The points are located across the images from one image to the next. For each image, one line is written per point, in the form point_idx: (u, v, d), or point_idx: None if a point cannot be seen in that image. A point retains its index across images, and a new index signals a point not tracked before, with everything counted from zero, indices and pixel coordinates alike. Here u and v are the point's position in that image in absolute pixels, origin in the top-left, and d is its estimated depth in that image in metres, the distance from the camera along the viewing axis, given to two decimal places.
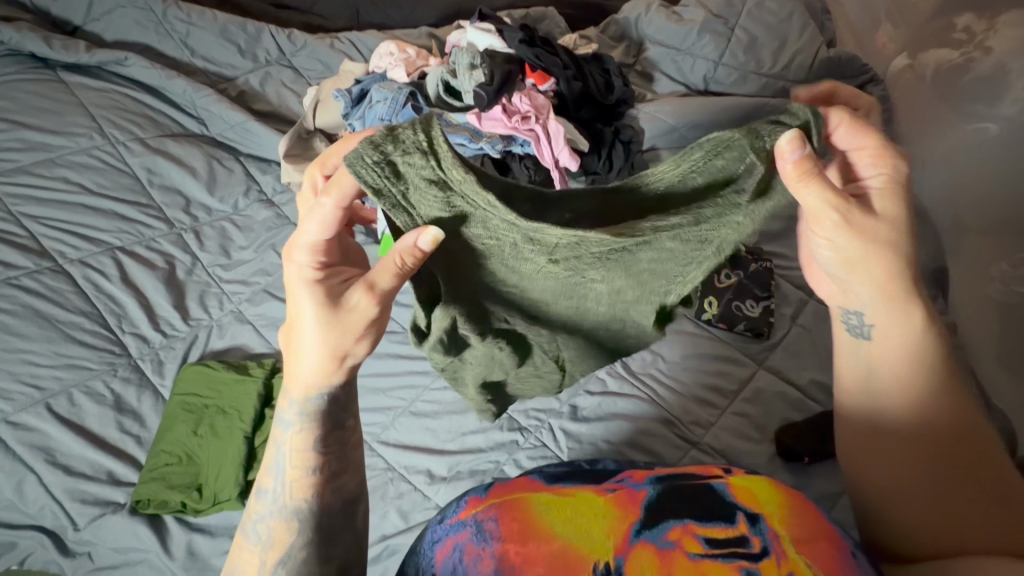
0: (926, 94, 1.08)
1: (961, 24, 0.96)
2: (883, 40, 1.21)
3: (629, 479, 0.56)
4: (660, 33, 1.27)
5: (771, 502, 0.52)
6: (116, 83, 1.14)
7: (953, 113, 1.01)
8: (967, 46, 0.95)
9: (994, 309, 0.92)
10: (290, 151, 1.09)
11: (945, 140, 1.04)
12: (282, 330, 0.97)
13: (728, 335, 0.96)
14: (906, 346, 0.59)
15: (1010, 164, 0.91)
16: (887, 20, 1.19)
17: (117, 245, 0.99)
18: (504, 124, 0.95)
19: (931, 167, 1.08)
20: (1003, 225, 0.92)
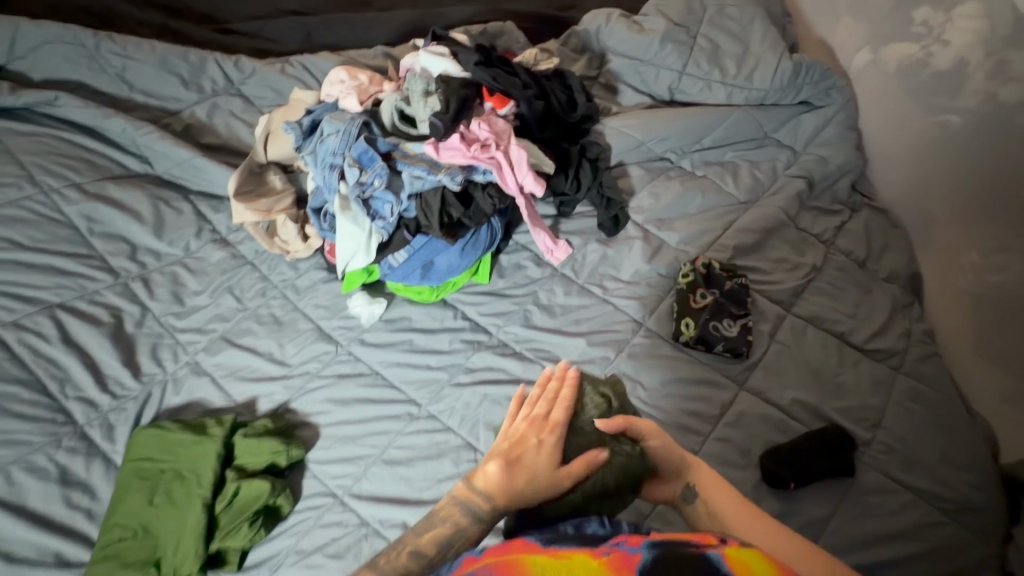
0: (886, 89, 1.09)
1: (918, 18, 1.00)
2: (843, 34, 1.18)
3: (625, 541, 0.48)
4: (622, 44, 1.21)
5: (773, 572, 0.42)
6: (46, 125, 1.04)
7: (915, 106, 1.03)
8: (926, 39, 0.99)
9: (965, 300, 0.94)
10: (241, 189, 1.04)
11: (905, 131, 1.06)
12: (243, 380, 0.95)
13: (705, 357, 0.93)
14: (792, 534, 0.59)
15: (976, 154, 0.93)
16: (847, 15, 1.16)
17: (56, 302, 0.92)
18: (463, 153, 0.88)
19: (897, 162, 1.09)
20: (972, 215, 0.93)
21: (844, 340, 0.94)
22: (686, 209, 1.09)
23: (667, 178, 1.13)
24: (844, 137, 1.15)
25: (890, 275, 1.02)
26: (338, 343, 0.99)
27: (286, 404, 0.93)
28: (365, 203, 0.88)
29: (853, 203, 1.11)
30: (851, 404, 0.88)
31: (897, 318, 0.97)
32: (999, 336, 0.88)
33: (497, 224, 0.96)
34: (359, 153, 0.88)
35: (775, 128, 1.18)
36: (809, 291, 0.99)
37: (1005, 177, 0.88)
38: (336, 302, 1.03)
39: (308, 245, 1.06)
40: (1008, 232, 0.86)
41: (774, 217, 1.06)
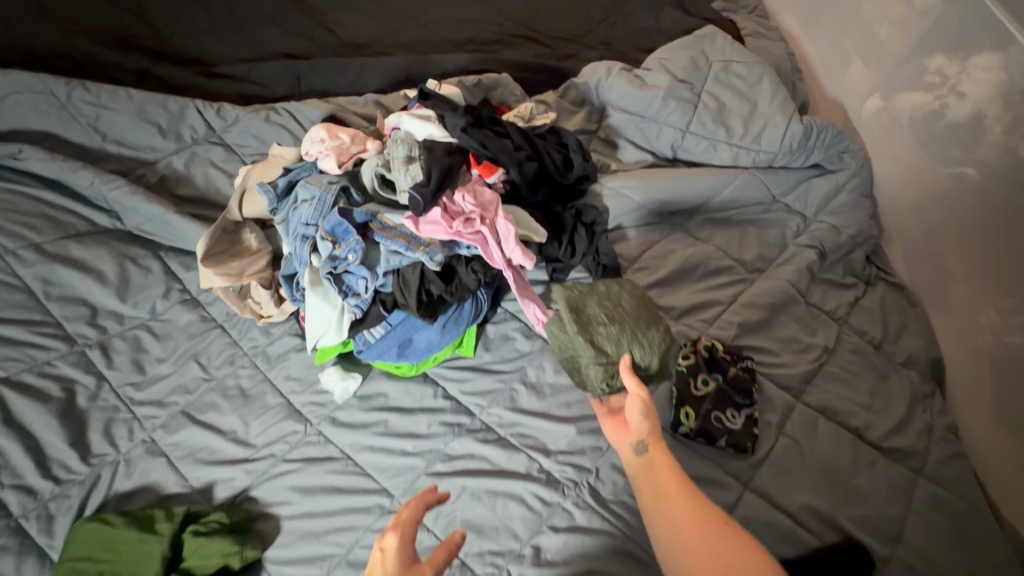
0: (902, 138, 1.11)
1: (933, 66, 1.03)
2: (853, 78, 1.24)
3: None
4: (623, 99, 1.15)
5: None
6: (9, 179, 0.99)
7: (933, 158, 1.04)
8: (941, 89, 1.01)
9: (986, 360, 0.93)
10: (211, 249, 0.97)
11: (923, 183, 1.07)
12: (202, 462, 0.87)
13: (707, 451, 0.85)
14: (703, 502, 0.68)
15: (990, 211, 0.93)
16: (857, 58, 1.23)
17: (2, 376, 0.85)
18: (444, 229, 0.81)
19: (912, 212, 1.09)
20: (988, 271, 0.93)
21: (860, 436, 0.86)
22: (689, 278, 1.02)
23: (669, 243, 1.05)
24: (857, 205, 1.08)
25: (908, 360, 0.94)
26: (307, 422, 0.91)
27: (245, 492, 0.85)
28: (338, 279, 0.81)
29: (867, 276, 1.03)
30: (868, 513, 0.79)
31: (917, 411, 0.89)
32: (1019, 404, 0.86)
33: (482, 297, 0.89)
34: (332, 226, 0.82)
35: (785, 191, 1.10)
36: (820, 377, 0.91)
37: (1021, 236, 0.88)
38: (308, 374, 0.96)
39: (282, 310, 0.99)
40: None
41: (783, 291, 0.98)
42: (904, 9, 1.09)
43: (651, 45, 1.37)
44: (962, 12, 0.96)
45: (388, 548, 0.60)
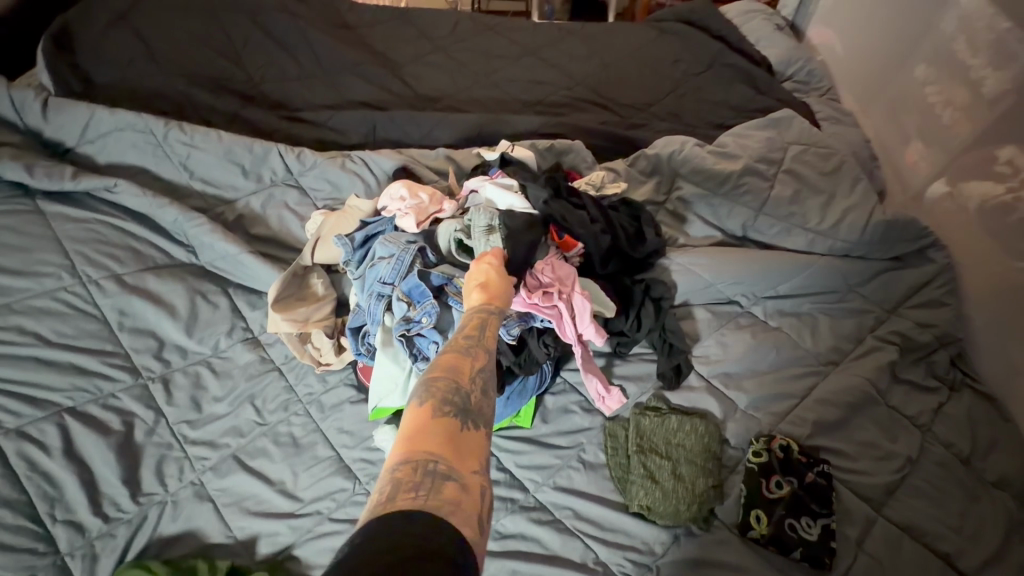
0: (969, 227, 1.03)
1: (1003, 156, 0.96)
2: (912, 158, 1.21)
3: None
4: (696, 173, 1.15)
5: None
6: (98, 211, 1.01)
7: (1004, 253, 0.95)
8: (1013, 179, 0.93)
9: None
10: (281, 294, 0.98)
11: (992, 276, 0.97)
12: (248, 513, 0.85)
13: (779, 561, 0.79)
14: None
15: None
16: (918, 139, 1.19)
17: (68, 406, 0.85)
18: (522, 303, 0.80)
19: (986, 304, 0.98)
20: None
21: (950, 563, 0.79)
22: (759, 365, 0.98)
23: (737, 325, 1.02)
24: (942, 302, 1.03)
25: (1001, 480, 0.87)
26: (357, 480, 0.89)
27: (289, 550, 0.83)
28: (409, 341, 0.80)
29: (952, 380, 0.97)
30: None
31: (1017, 540, 0.81)
32: None
33: (547, 371, 0.87)
34: (409, 288, 0.81)
35: (862, 283, 1.06)
36: (903, 490, 0.85)
37: None
38: (360, 428, 0.94)
39: (341, 358, 0.99)
40: None
41: (861, 389, 0.93)
42: (970, 95, 1.05)
43: (720, 119, 1.38)
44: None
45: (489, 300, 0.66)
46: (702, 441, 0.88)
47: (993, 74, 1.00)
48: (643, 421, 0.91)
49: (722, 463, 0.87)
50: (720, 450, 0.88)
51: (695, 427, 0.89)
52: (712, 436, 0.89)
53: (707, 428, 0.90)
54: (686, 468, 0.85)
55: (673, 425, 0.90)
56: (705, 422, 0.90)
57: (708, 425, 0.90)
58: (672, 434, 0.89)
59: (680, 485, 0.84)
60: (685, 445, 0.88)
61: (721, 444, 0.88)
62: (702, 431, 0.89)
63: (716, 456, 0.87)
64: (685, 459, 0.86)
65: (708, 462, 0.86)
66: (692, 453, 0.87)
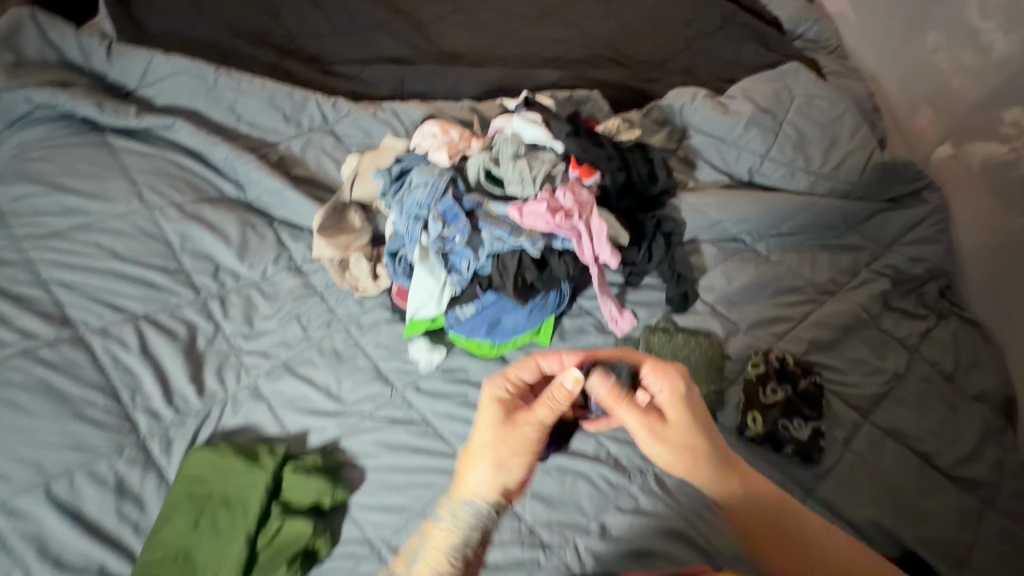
0: (970, 183, 1.08)
1: (1009, 118, 1.01)
2: (922, 123, 1.26)
3: None
4: (705, 122, 1.22)
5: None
6: (159, 146, 1.13)
7: (1001, 206, 1.01)
8: (1015, 140, 0.98)
9: None
10: (324, 224, 1.08)
11: (992, 226, 1.03)
12: (299, 411, 0.96)
13: (772, 456, 0.88)
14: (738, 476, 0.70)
15: None
16: (926, 105, 1.25)
17: (141, 313, 0.97)
18: (546, 220, 0.89)
19: (982, 256, 1.04)
20: None
21: (927, 461, 0.87)
22: (760, 295, 1.06)
23: (742, 260, 1.10)
24: (935, 239, 1.09)
25: (981, 394, 0.95)
26: (393, 386, 0.99)
27: (335, 442, 0.93)
28: (444, 257, 0.91)
29: (940, 309, 1.05)
30: (935, 535, 0.80)
31: (990, 444, 0.89)
32: None
33: (566, 290, 0.96)
34: (444, 209, 0.91)
35: (860, 221, 1.14)
36: (888, 400, 0.93)
37: None
38: (396, 343, 1.04)
39: (377, 284, 1.08)
40: None
41: (854, 315, 1.01)
42: (979, 59, 1.10)
43: (731, 75, 1.44)
44: None
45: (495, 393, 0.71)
46: (705, 355, 0.97)
47: (1003, 37, 1.04)
48: (652, 339, 0.99)
49: (722, 375, 0.96)
50: (721, 364, 0.97)
51: (699, 344, 0.98)
52: (714, 352, 0.97)
53: (711, 345, 0.98)
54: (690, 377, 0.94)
55: (679, 341, 0.98)
56: (709, 340, 0.99)
57: (711, 343, 0.99)
58: (678, 348, 0.98)
59: None
60: (690, 359, 0.96)
61: (722, 358, 0.97)
62: (706, 347, 0.98)
63: (718, 369, 0.96)
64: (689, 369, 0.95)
65: (710, 372, 0.95)
66: (696, 365, 0.95)
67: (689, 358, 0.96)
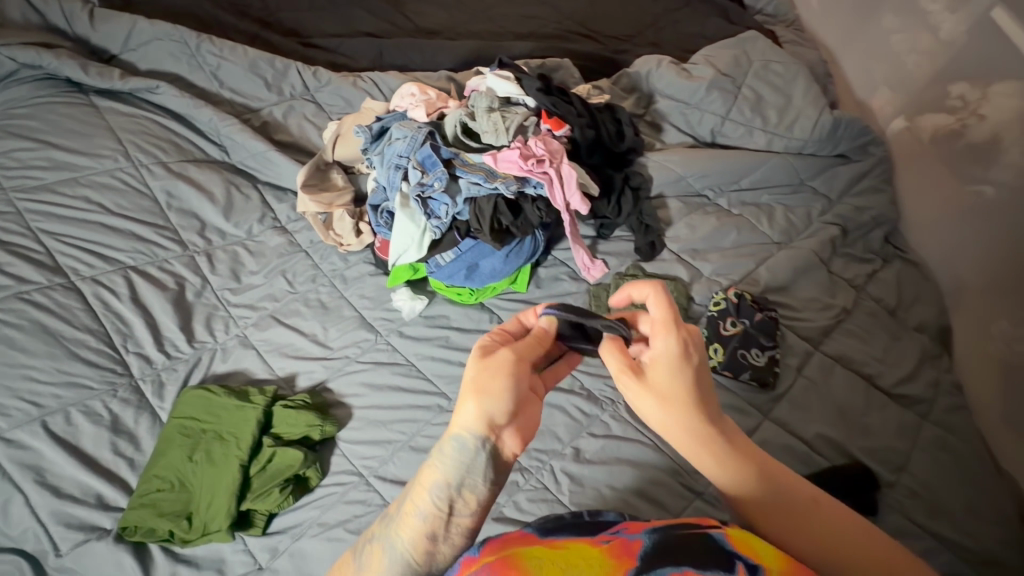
0: (924, 157, 1.18)
1: (956, 92, 1.09)
2: (880, 104, 1.33)
3: (625, 530, 0.57)
4: (670, 87, 1.29)
5: (770, 554, 0.52)
6: (144, 109, 1.17)
7: (952, 175, 1.10)
8: (962, 112, 1.07)
9: (997, 366, 0.97)
10: (307, 182, 1.12)
11: (942, 198, 1.13)
12: (287, 356, 0.99)
13: (732, 383, 0.95)
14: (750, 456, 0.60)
15: (1009, 225, 0.98)
16: (884, 86, 1.32)
17: (130, 264, 1.00)
18: (519, 165, 0.96)
19: (934, 225, 1.14)
20: (1003, 284, 0.99)
21: (871, 382, 0.96)
22: (722, 243, 1.14)
23: (705, 213, 1.18)
24: (878, 189, 1.20)
25: (920, 325, 1.05)
26: (378, 332, 1.03)
27: (323, 383, 0.97)
28: (424, 203, 0.96)
29: (885, 254, 1.15)
30: (878, 445, 0.88)
31: (926, 367, 0.98)
32: None
33: (540, 237, 1.02)
34: (423, 158, 0.96)
35: (812, 176, 1.24)
36: (837, 332, 1.02)
37: None
38: (380, 294, 1.09)
39: (360, 240, 1.12)
40: None
41: (807, 258, 1.09)
42: (930, 40, 1.16)
43: (696, 48, 1.52)
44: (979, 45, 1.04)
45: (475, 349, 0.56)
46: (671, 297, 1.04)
47: (949, 18, 1.10)
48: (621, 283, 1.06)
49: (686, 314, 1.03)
50: (685, 304, 1.04)
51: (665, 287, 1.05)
52: (679, 294, 1.05)
53: (677, 288, 1.06)
54: None
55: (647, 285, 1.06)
56: (675, 284, 1.06)
57: (677, 287, 1.06)
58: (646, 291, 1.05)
59: None
60: None
61: (686, 299, 1.05)
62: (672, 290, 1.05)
63: (682, 308, 1.03)
64: None
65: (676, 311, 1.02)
66: None
67: None
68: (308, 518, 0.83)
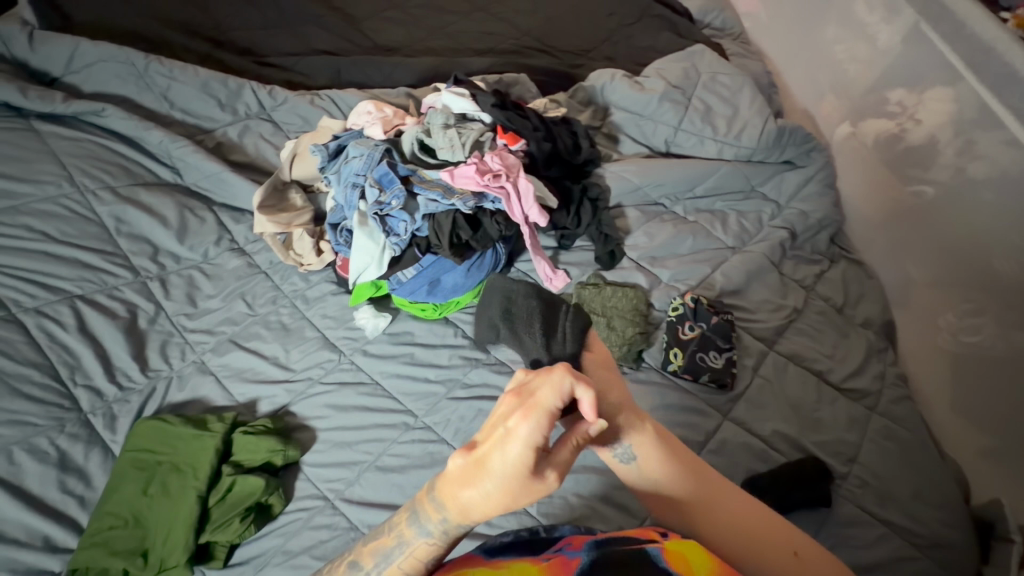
0: (869, 159, 1.24)
1: (895, 98, 1.16)
2: (827, 108, 1.40)
3: (568, 547, 0.60)
4: (625, 100, 1.33)
5: (699, 563, 0.56)
6: (90, 132, 1.14)
7: (896, 177, 1.17)
8: (901, 117, 1.14)
9: (947, 357, 1.03)
10: (265, 202, 1.11)
11: (889, 201, 1.19)
12: (247, 381, 0.97)
13: (692, 386, 0.97)
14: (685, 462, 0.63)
15: (947, 222, 1.05)
16: (830, 93, 1.38)
17: (77, 293, 0.97)
18: (475, 181, 0.97)
19: (881, 227, 1.21)
20: (947, 278, 1.05)
21: (823, 378, 1.00)
22: (678, 250, 1.17)
23: (662, 220, 1.21)
24: (822, 193, 1.26)
25: (866, 321, 1.10)
26: (341, 352, 1.02)
27: (286, 407, 0.96)
28: (382, 220, 0.96)
29: (832, 254, 1.21)
30: (830, 438, 0.92)
31: (873, 360, 1.03)
32: (976, 396, 0.97)
33: (501, 249, 1.04)
34: (380, 176, 0.97)
35: (761, 182, 1.29)
36: (790, 331, 1.06)
37: (970, 248, 1.00)
38: (343, 313, 1.08)
39: (321, 259, 1.11)
40: (981, 299, 0.97)
41: (759, 261, 1.14)
42: (869, 48, 1.23)
43: (648, 61, 1.57)
44: (912, 53, 1.10)
45: (517, 435, 0.48)
46: (633, 303, 1.06)
47: (885, 28, 1.17)
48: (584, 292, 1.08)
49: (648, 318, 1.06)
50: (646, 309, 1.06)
51: (627, 293, 1.07)
52: (641, 299, 1.07)
53: (638, 294, 1.08)
54: (620, 322, 1.03)
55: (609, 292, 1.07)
56: (637, 290, 1.08)
57: (638, 292, 1.08)
58: (608, 299, 1.06)
59: (614, 334, 1.01)
60: (619, 307, 1.05)
61: (647, 304, 1.07)
62: (633, 296, 1.07)
63: (644, 314, 1.06)
64: (619, 316, 1.03)
65: (637, 316, 1.04)
66: (623, 312, 1.04)
67: (618, 307, 1.05)
68: (272, 546, 0.81)
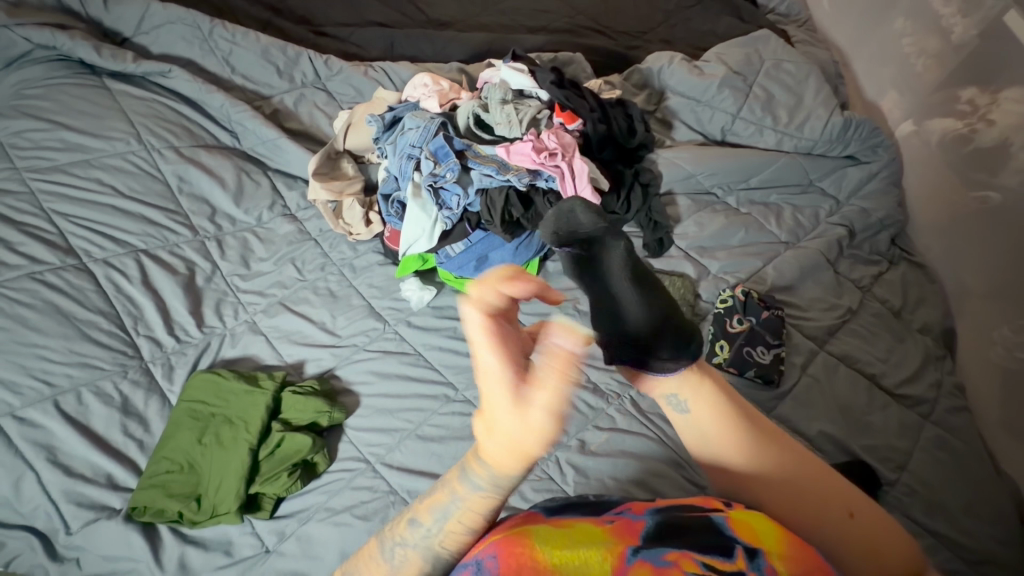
0: (932, 160, 1.18)
1: (965, 96, 1.09)
2: (889, 104, 1.33)
3: (628, 511, 0.61)
4: (682, 84, 1.29)
5: (767, 534, 0.57)
6: (156, 92, 1.18)
7: (960, 181, 1.10)
8: (972, 117, 1.07)
9: (997, 372, 0.97)
10: (318, 170, 1.12)
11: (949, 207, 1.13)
12: (295, 343, 1.00)
13: (737, 380, 0.96)
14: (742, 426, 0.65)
15: (1004, 231, 0.99)
16: (893, 89, 1.32)
17: (142, 248, 1.01)
18: (531, 158, 0.97)
19: (940, 231, 1.15)
20: (1000, 291, 0.99)
21: (875, 382, 0.97)
22: (729, 242, 1.14)
23: (713, 210, 1.18)
24: (885, 192, 1.20)
25: (924, 327, 1.06)
26: (386, 322, 1.04)
27: (331, 371, 0.98)
28: (435, 192, 0.97)
29: (891, 256, 1.16)
30: (879, 444, 0.89)
31: (929, 368, 0.99)
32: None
33: None
34: (436, 148, 0.98)
35: (820, 176, 1.24)
36: (842, 331, 1.03)
37: None
38: (389, 284, 1.09)
39: (370, 229, 1.12)
40: None
41: (814, 258, 1.10)
42: (941, 42, 1.16)
43: (707, 46, 1.52)
44: (991, 48, 1.03)
45: (529, 403, 0.44)
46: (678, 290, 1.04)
47: (962, 21, 1.10)
48: None
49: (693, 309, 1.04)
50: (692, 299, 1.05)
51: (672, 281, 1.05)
52: (686, 288, 1.05)
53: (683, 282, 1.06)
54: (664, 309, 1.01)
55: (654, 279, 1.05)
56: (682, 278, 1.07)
57: (684, 280, 1.06)
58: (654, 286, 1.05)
59: None
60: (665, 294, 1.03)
61: (693, 294, 1.06)
62: (679, 284, 1.05)
63: (689, 303, 1.04)
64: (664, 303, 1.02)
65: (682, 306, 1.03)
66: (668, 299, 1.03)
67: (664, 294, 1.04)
68: (316, 502, 0.84)
